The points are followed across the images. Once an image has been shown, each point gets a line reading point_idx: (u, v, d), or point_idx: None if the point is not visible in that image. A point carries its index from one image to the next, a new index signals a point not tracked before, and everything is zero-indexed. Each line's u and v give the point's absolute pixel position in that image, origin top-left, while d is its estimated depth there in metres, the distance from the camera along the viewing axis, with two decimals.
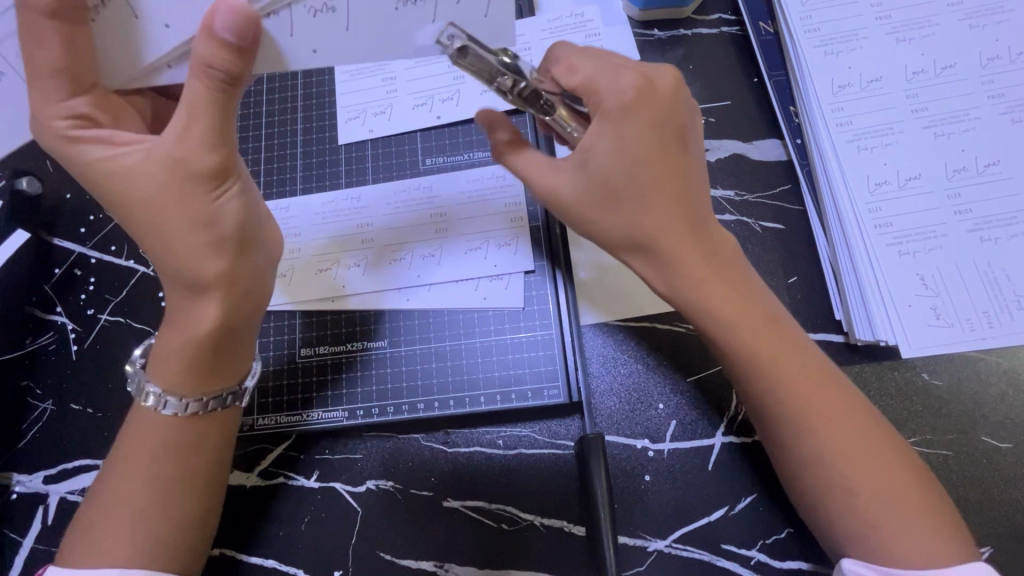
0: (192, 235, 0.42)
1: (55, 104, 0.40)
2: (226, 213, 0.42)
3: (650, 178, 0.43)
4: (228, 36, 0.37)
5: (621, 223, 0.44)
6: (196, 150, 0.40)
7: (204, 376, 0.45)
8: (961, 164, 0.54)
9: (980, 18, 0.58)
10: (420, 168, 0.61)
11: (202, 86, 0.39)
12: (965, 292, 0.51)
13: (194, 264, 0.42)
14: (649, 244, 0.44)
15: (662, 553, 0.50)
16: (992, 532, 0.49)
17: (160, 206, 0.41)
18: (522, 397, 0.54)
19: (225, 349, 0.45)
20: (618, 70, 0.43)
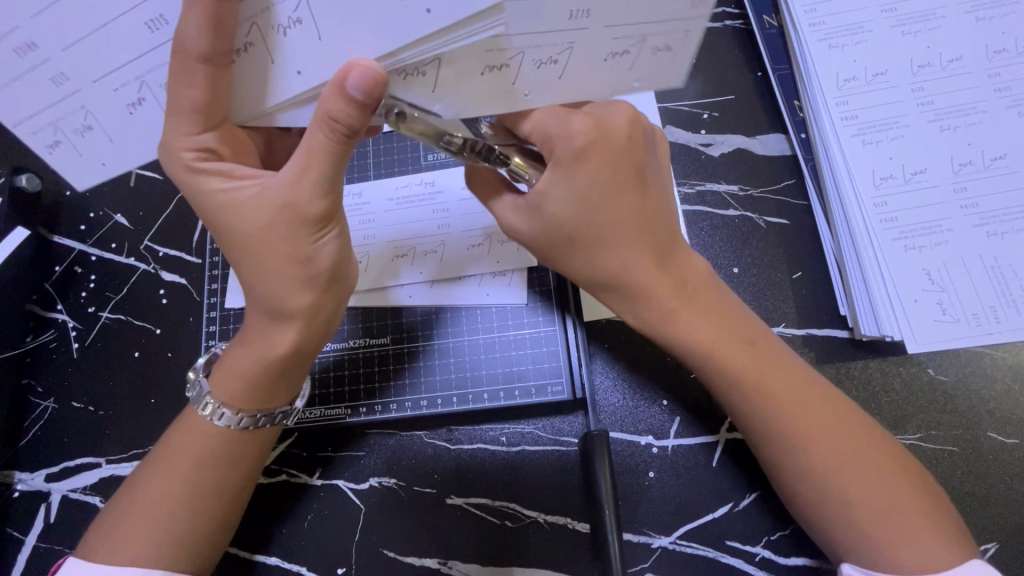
0: (285, 269, 0.41)
1: (185, 138, 0.39)
2: (323, 252, 0.42)
3: (607, 213, 0.43)
4: (357, 94, 0.35)
5: (585, 266, 0.45)
6: (309, 195, 0.40)
7: (260, 392, 0.44)
8: (967, 158, 0.54)
9: (986, 10, 0.57)
10: (422, 164, 0.60)
11: (324, 137, 0.37)
12: (971, 287, 0.51)
13: (281, 297, 0.42)
14: (614, 282, 0.45)
15: (666, 550, 0.50)
16: (997, 528, 0.48)
17: (264, 241, 0.41)
18: (525, 394, 0.53)
19: (292, 370, 0.45)
20: (569, 111, 0.42)
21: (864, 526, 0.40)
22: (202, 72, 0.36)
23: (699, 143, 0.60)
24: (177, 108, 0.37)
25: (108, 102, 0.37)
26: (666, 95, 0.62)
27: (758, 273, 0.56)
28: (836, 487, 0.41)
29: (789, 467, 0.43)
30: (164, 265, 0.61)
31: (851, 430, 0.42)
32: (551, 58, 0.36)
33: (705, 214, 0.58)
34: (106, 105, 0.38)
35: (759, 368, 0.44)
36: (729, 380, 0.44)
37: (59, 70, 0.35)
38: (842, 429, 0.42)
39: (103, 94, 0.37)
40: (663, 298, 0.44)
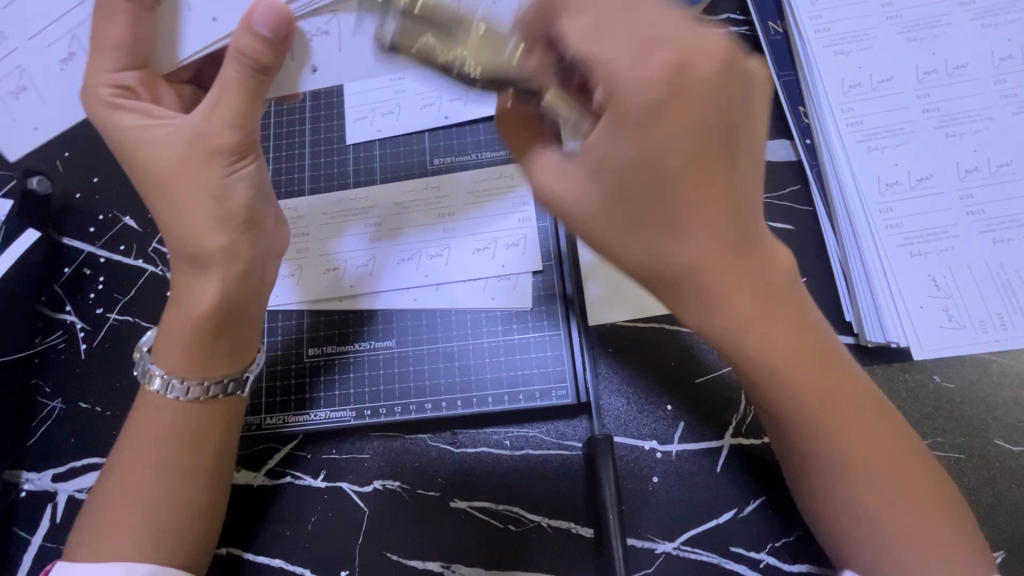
0: (203, 208, 0.43)
1: (106, 74, 0.42)
2: (236, 190, 0.43)
3: (674, 164, 0.32)
4: (264, 30, 0.39)
5: (645, 251, 0.35)
6: (218, 128, 0.42)
7: (200, 356, 0.45)
8: (973, 164, 0.54)
9: (991, 17, 0.57)
10: (427, 168, 0.61)
11: (236, 71, 0.40)
12: (978, 293, 0.51)
13: (194, 236, 0.43)
14: (675, 278, 0.35)
15: (670, 555, 0.49)
16: (1004, 536, 0.48)
17: (177, 176, 0.42)
18: (529, 397, 0.54)
19: (224, 330, 0.45)
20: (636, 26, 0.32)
21: (888, 535, 0.38)
22: (124, 38, 0.40)
23: None
24: (103, 47, 0.41)
25: (42, 59, 0.43)
26: None
27: None
28: (858, 495, 0.39)
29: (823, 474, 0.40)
30: (171, 268, 0.61)
31: (879, 429, 0.40)
32: (449, 11, 0.42)
33: None
34: (37, 61, 0.43)
35: (818, 363, 0.38)
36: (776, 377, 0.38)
37: (0, 33, 0.43)
38: (868, 428, 0.39)
39: (37, 50, 0.43)
40: (731, 295, 0.35)
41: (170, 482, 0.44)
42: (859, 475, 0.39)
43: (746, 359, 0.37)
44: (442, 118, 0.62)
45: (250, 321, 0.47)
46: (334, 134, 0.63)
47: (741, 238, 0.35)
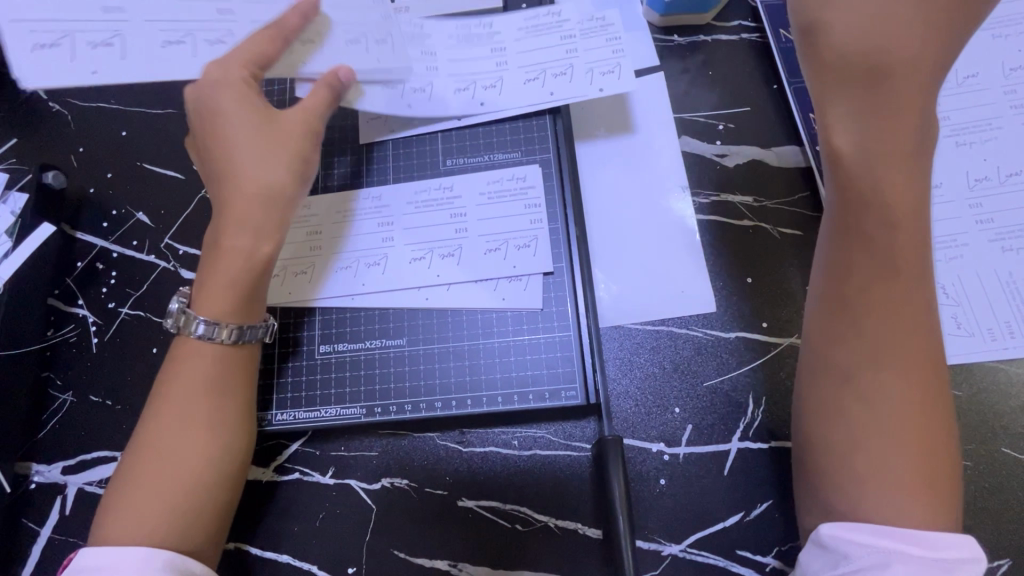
0: (285, 167, 0.51)
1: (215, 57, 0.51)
2: (309, 159, 0.54)
3: (911, 21, 0.40)
4: (343, 81, 0.54)
5: (860, 33, 0.41)
6: (301, 113, 0.53)
7: (245, 301, 0.49)
8: (982, 173, 0.54)
9: (1002, 27, 0.58)
10: (440, 168, 0.61)
11: (315, 95, 0.53)
12: (986, 301, 0.51)
13: (275, 187, 0.50)
14: (880, 75, 0.41)
15: (677, 557, 0.50)
16: (1009, 544, 0.48)
17: (267, 143, 0.51)
18: (538, 398, 0.54)
19: (270, 277, 0.51)
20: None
21: (866, 462, 0.38)
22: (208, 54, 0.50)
23: (713, 154, 0.61)
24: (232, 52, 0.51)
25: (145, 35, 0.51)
26: (682, 106, 0.63)
27: (772, 283, 0.56)
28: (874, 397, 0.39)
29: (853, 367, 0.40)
30: (183, 263, 0.61)
31: (921, 334, 0.39)
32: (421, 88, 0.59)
33: (720, 224, 0.59)
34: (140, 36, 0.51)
35: (911, 243, 0.40)
36: (881, 263, 0.40)
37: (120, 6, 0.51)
38: (913, 327, 0.40)
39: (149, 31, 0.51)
40: (890, 143, 0.40)
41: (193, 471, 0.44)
42: (887, 367, 0.39)
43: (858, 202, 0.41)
44: (477, 103, 0.60)
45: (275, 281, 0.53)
46: (348, 134, 0.63)
47: (901, 126, 0.40)
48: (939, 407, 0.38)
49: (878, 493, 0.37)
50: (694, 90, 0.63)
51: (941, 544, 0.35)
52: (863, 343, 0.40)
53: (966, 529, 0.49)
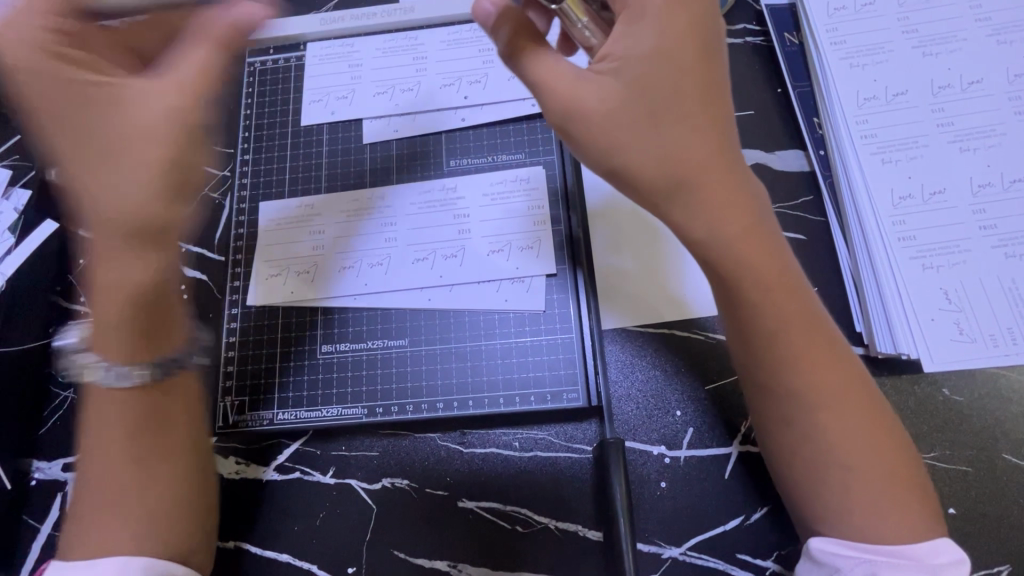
0: (147, 199, 0.45)
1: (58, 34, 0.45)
2: (182, 209, 0.47)
3: (687, 107, 0.40)
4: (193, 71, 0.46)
5: (654, 143, 0.40)
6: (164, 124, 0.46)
7: (139, 342, 0.46)
8: (986, 179, 0.54)
9: (1007, 33, 0.58)
10: (444, 169, 0.61)
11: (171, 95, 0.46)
12: (989, 307, 0.51)
13: (146, 219, 0.45)
14: (692, 178, 0.40)
15: (677, 560, 0.50)
16: (1010, 550, 0.48)
17: (132, 169, 0.45)
18: (540, 399, 0.54)
19: (159, 306, 0.47)
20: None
21: (851, 492, 0.40)
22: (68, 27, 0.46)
23: None
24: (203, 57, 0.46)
25: None
26: None
27: None
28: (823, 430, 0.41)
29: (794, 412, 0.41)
30: (186, 261, 0.61)
31: (823, 341, 0.42)
32: (410, 88, 0.64)
33: None
34: None
35: (778, 278, 0.41)
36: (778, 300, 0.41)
37: None
38: (813, 348, 0.41)
39: None
40: (734, 224, 0.40)
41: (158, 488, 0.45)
42: (824, 408, 0.41)
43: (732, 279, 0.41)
44: (462, 99, 0.63)
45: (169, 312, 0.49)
46: (351, 134, 0.63)
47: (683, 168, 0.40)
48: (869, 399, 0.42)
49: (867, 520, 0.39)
50: None
51: (928, 552, 0.38)
52: (792, 394, 0.41)
53: (966, 535, 0.49)
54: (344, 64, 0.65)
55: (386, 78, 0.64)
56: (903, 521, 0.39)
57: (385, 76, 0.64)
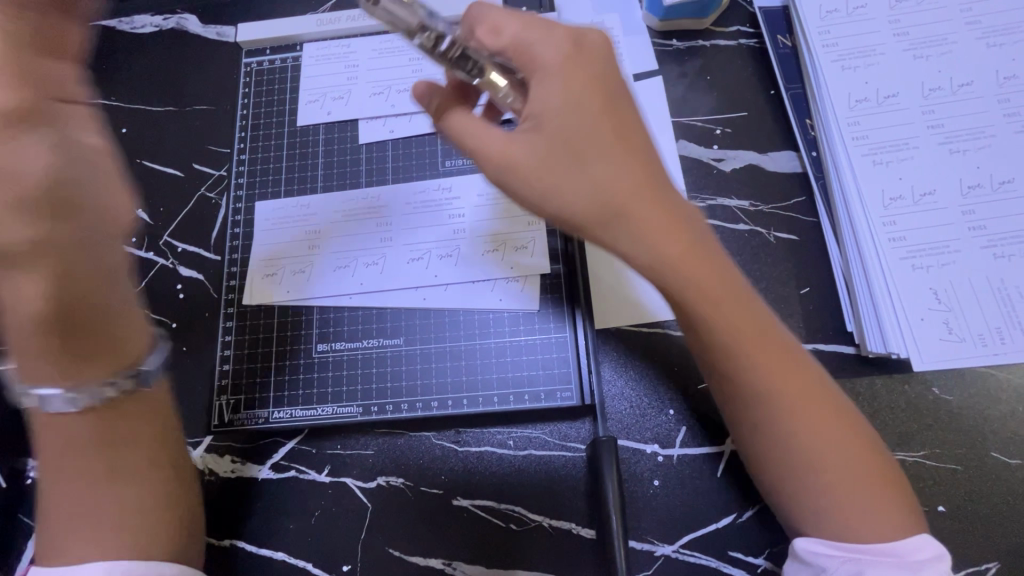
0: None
1: None
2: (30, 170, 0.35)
3: (607, 145, 0.40)
4: None
5: (583, 185, 0.39)
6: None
7: (66, 359, 0.36)
8: (976, 181, 0.55)
9: (997, 36, 0.58)
10: (439, 170, 0.62)
11: None
12: (978, 307, 0.52)
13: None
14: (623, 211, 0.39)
15: (669, 558, 0.50)
16: (998, 548, 0.49)
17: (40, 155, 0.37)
18: (534, 398, 0.54)
19: (63, 329, 0.36)
20: (549, 27, 0.41)
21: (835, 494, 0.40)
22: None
23: (711, 157, 0.61)
24: None
25: None
26: (680, 110, 0.63)
27: (767, 287, 0.57)
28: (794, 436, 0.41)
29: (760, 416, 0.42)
30: (182, 260, 0.62)
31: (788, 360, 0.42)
32: (406, 88, 0.64)
33: (716, 228, 0.59)
34: None
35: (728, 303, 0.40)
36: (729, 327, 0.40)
37: None
38: (775, 366, 0.41)
39: None
40: (672, 251, 0.39)
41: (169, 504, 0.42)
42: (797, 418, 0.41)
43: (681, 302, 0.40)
44: None
45: (94, 324, 0.37)
46: (347, 134, 0.64)
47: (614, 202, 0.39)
48: (832, 402, 0.42)
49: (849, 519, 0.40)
50: (691, 94, 0.64)
51: (910, 549, 0.39)
52: (759, 402, 0.41)
53: (954, 533, 0.49)
54: (341, 65, 0.66)
55: (382, 78, 0.65)
56: (886, 521, 0.40)
57: (381, 76, 0.65)
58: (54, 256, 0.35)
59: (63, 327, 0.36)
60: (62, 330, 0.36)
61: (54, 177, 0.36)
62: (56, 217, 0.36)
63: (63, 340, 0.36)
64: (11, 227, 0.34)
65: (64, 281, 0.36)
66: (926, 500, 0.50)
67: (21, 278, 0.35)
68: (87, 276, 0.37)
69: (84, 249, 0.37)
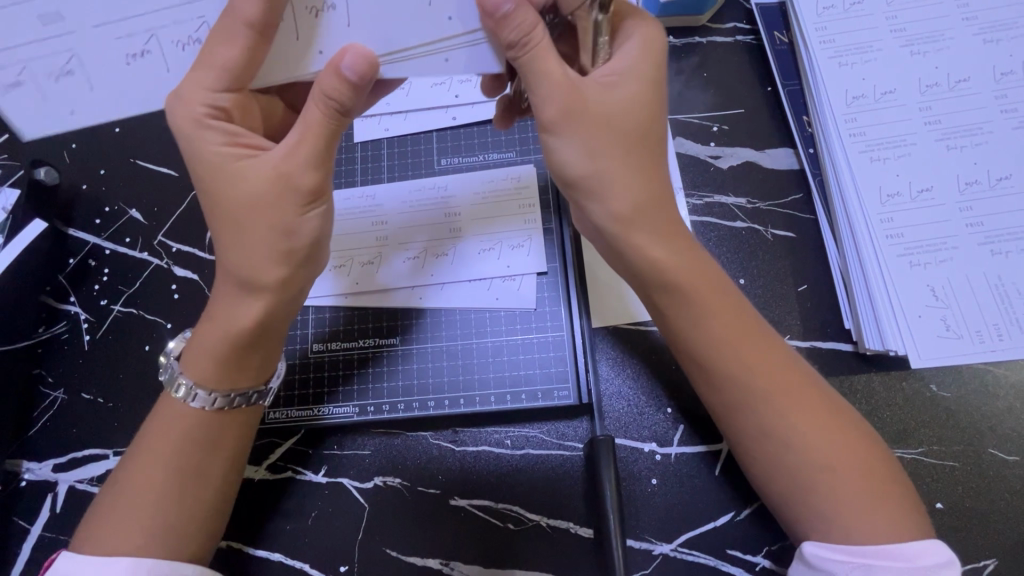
0: (269, 243, 0.42)
1: (203, 93, 0.41)
2: (307, 227, 0.43)
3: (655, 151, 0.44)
4: (352, 75, 0.39)
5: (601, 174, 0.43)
6: (301, 167, 0.42)
7: (231, 369, 0.44)
8: (973, 177, 0.55)
9: (994, 32, 0.58)
10: (435, 168, 0.62)
11: (320, 113, 0.41)
12: (975, 304, 0.52)
13: (255, 270, 0.42)
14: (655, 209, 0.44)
15: (668, 556, 0.50)
16: (995, 544, 0.49)
17: (251, 209, 0.42)
18: (532, 397, 0.54)
19: (260, 345, 0.45)
20: (630, 41, 0.45)
21: (833, 499, 0.41)
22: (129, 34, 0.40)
23: (708, 154, 0.61)
24: (208, 64, 0.40)
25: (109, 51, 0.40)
26: (677, 107, 0.63)
27: (765, 285, 0.57)
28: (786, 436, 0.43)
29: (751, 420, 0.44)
30: (176, 260, 0.61)
31: (777, 355, 0.44)
32: (400, 86, 0.64)
33: (713, 225, 0.59)
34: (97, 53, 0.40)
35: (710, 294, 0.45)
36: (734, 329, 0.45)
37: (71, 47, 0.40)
38: (762, 355, 0.44)
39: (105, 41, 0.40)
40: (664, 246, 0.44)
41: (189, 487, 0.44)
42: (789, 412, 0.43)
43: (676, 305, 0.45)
44: (453, 98, 0.63)
45: (280, 335, 0.47)
46: (341, 133, 0.63)
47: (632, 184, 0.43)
48: (824, 399, 0.44)
49: (849, 521, 0.40)
50: (688, 91, 0.64)
51: (915, 552, 0.39)
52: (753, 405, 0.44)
53: (952, 530, 0.49)
54: None
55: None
56: (888, 524, 0.40)
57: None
58: (284, 290, 0.44)
59: (259, 339, 0.45)
60: (259, 340, 0.45)
61: (315, 240, 0.44)
62: (298, 260, 0.44)
63: (251, 349, 0.45)
64: (269, 271, 0.43)
65: (278, 306, 0.45)
66: (924, 497, 0.50)
67: (254, 303, 0.44)
68: (289, 302, 0.45)
69: (301, 280, 0.45)
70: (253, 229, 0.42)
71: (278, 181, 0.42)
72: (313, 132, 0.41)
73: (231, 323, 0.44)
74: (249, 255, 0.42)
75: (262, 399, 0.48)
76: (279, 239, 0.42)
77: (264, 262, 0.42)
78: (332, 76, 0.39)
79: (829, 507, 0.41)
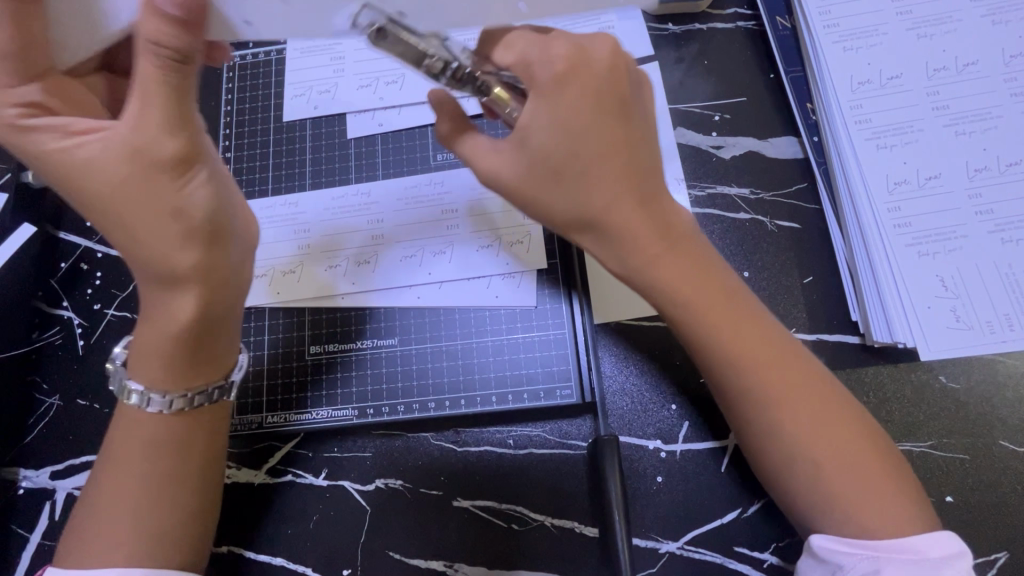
0: (158, 225, 0.40)
1: (3, 93, 0.40)
2: (195, 201, 0.40)
3: (601, 160, 0.40)
4: (172, 9, 0.36)
5: (567, 201, 0.41)
6: (157, 136, 0.39)
7: (178, 367, 0.42)
8: (982, 163, 0.53)
9: (1003, 13, 0.57)
10: (430, 163, 0.60)
11: (154, 67, 0.37)
12: (986, 294, 0.50)
13: (163, 257, 0.40)
14: (603, 223, 0.41)
15: (674, 555, 0.49)
16: (1008, 538, 0.48)
17: (118, 194, 0.39)
18: (533, 396, 0.53)
19: (203, 337, 0.43)
20: (549, 39, 0.40)
21: (835, 495, 0.40)
22: None
23: (710, 145, 0.60)
24: None
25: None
26: (677, 96, 0.61)
27: (769, 277, 0.56)
28: (799, 438, 0.41)
29: (758, 414, 0.43)
30: None
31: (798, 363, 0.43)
32: (393, 80, 0.63)
33: (717, 217, 0.58)
34: None
35: (714, 299, 0.43)
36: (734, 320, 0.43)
37: None
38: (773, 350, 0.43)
39: None
40: (649, 243, 0.42)
41: (168, 493, 0.42)
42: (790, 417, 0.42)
43: (665, 302, 0.43)
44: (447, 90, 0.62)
45: (229, 324, 0.45)
46: (334, 129, 0.62)
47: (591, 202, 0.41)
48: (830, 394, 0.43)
49: (857, 517, 0.40)
50: (688, 80, 0.62)
51: (924, 546, 0.38)
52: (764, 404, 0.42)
53: (964, 524, 0.48)
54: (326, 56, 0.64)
55: (368, 70, 0.63)
56: (893, 522, 0.39)
57: (368, 69, 0.63)
58: (207, 277, 0.42)
59: (194, 335, 0.42)
60: (201, 331, 0.42)
61: (213, 210, 0.41)
62: (206, 239, 0.41)
63: (194, 344, 0.43)
64: (179, 256, 0.40)
65: (214, 293, 0.42)
66: (933, 491, 0.49)
67: (183, 297, 0.41)
68: (222, 288, 0.43)
69: (223, 265, 0.42)
70: (142, 213, 0.39)
71: (133, 158, 0.39)
72: (152, 91, 0.38)
73: (164, 316, 0.42)
74: (152, 245, 0.40)
75: (226, 395, 0.47)
76: (172, 221, 0.40)
77: (170, 247, 0.40)
78: (152, 18, 0.36)
79: (833, 503, 0.40)
